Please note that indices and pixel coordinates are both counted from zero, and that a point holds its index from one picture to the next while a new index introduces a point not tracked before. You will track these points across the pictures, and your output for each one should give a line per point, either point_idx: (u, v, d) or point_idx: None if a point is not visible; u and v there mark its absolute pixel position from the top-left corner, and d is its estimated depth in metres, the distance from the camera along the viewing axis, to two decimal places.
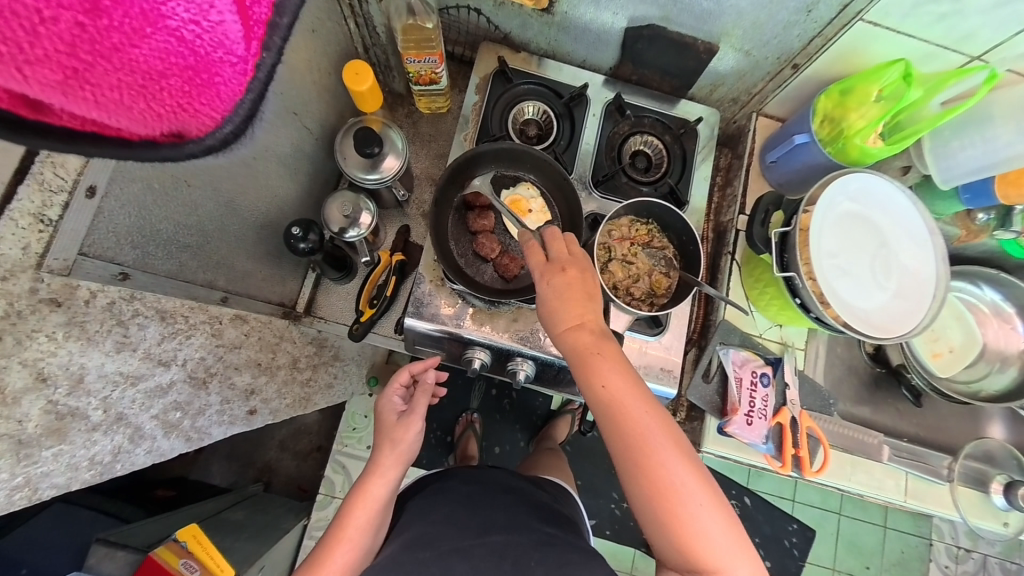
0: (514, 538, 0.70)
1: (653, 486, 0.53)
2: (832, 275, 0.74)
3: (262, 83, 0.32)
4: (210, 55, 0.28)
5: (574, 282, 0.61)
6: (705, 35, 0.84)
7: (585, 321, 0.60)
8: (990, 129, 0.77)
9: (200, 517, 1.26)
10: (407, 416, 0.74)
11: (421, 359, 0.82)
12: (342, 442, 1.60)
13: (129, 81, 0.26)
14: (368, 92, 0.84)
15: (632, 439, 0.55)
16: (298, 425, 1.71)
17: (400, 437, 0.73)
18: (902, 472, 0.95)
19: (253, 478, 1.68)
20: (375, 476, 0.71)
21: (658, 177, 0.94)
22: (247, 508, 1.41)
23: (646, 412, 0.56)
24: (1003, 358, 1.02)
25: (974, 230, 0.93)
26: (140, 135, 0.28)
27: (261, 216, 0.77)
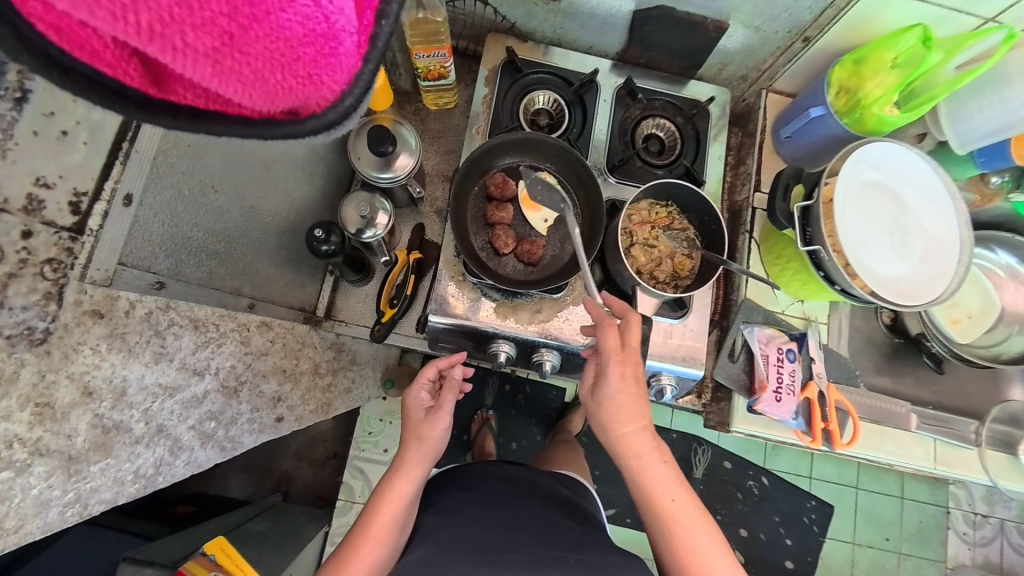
0: (542, 537, 0.70)
1: (687, 571, 0.60)
2: (858, 248, 0.74)
3: (379, 53, 0.34)
4: (337, 24, 0.29)
5: (636, 385, 0.65)
6: (716, 12, 0.84)
7: (640, 417, 0.64)
8: (1007, 89, 0.77)
9: (224, 530, 1.26)
10: (435, 412, 0.74)
11: (447, 355, 0.82)
12: (358, 447, 1.60)
13: (273, 48, 0.28)
14: (378, 89, 0.83)
15: (682, 543, 0.60)
16: (313, 433, 1.71)
17: (428, 434, 0.72)
18: (930, 439, 0.95)
19: (271, 488, 1.67)
20: (401, 473, 0.71)
21: (672, 159, 0.94)
22: (268, 519, 1.40)
23: (700, 524, 0.61)
24: (1022, 320, 1.04)
25: (989, 194, 0.97)
26: (263, 111, 0.31)
27: (281, 220, 0.76)
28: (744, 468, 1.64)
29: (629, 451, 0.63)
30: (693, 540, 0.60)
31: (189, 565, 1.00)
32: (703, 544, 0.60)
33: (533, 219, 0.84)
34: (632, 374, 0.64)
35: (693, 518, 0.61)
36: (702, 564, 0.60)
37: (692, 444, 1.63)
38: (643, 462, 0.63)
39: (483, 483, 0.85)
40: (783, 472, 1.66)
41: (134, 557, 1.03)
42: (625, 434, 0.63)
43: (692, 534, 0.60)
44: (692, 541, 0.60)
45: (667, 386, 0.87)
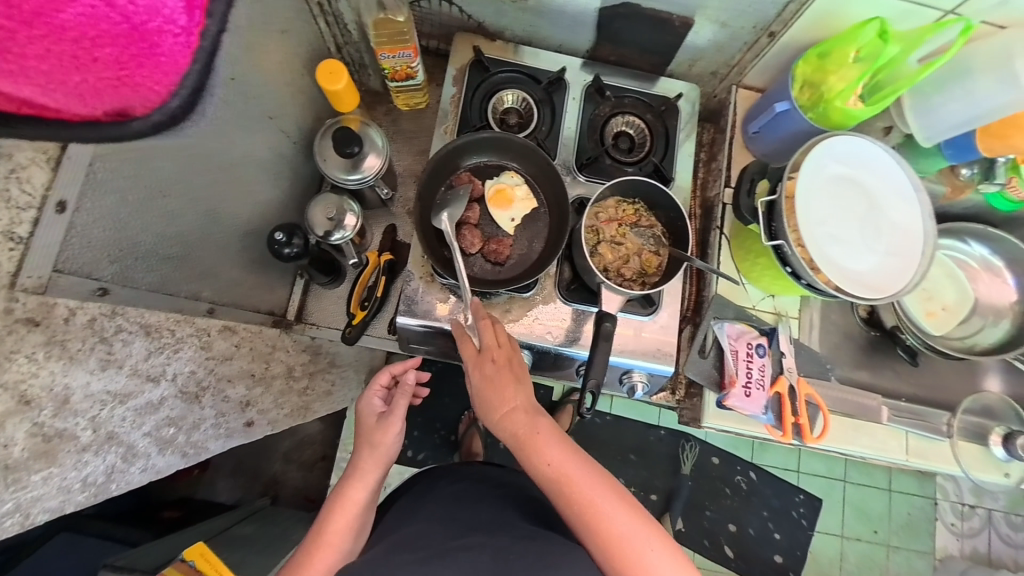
0: (505, 532, 0.71)
1: (603, 541, 0.57)
2: (824, 243, 0.74)
3: (199, 52, 0.41)
4: (144, 27, 0.36)
5: (502, 374, 0.67)
6: (681, 9, 0.84)
7: (513, 403, 0.65)
8: (970, 82, 0.76)
9: (208, 534, 1.26)
10: (386, 418, 0.73)
11: (402, 360, 0.81)
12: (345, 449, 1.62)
13: (69, 56, 0.34)
14: (344, 91, 0.83)
15: (590, 512, 0.58)
16: (302, 436, 1.71)
17: (380, 439, 0.72)
18: (903, 432, 0.94)
19: (260, 491, 1.67)
20: (355, 480, 0.70)
21: (642, 157, 0.94)
22: (255, 523, 1.41)
23: (593, 479, 0.59)
24: (996, 311, 1.04)
25: (960, 186, 0.98)
26: (77, 111, 0.37)
27: (244, 223, 0.76)
28: (732, 463, 1.65)
29: (512, 426, 0.64)
30: (599, 504, 0.58)
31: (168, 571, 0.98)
32: (609, 508, 0.58)
33: (501, 219, 0.83)
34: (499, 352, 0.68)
35: (580, 473, 0.60)
36: (614, 531, 0.57)
37: (680, 440, 1.64)
38: (524, 434, 0.63)
39: (455, 485, 0.85)
40: (771, 467, 1.66)
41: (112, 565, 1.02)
42: (507, 412, 0.64)
43: (588, 488, 0.59)
44: (591, 497, 0.58)
45: (639, 382, 0.88)
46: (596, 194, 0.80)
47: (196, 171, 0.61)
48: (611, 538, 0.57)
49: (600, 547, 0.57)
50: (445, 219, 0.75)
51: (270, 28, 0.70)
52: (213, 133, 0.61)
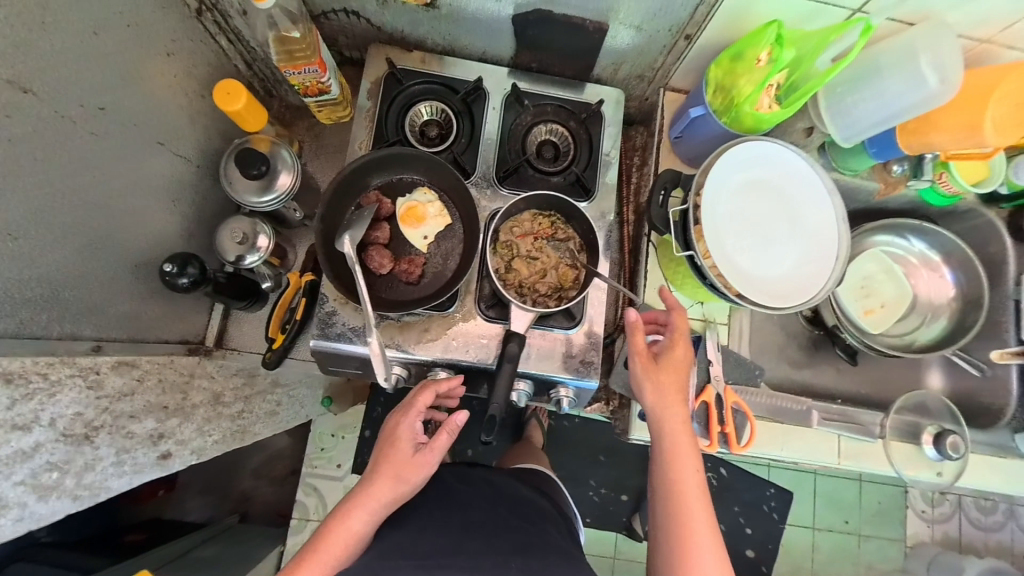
0: (498, 546, 0.73)
1: (681, 548, 0.65)
2: (733, 252, 0.73)
3: None
4: None
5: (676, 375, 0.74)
6: (593, 13, 0.82)
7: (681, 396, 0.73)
8: (882, 81, 0.74)
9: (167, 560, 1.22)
10: (427, 451, 0.71)
11: (447, 379, 0.78)
12: (311, 464, 1.67)
13: None
14: (245, 111, 0.79)
15: (683, 513, 0.67)
16: (270, 450, 1.70)
17: (408, 473, 0.70)
18: (834, 435, 0.92)
19: (230, 509, 1.64)
20: (358, 508, 0.68)
21: (565, 166, 0.92)
22: (219, 543, 1.39)
23: (699, 542, 0.65)
24: (934, 308, 1.04)
25: (893, 182, 0.93)
26: None
27: (140, 254, 0.73)
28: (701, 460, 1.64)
29: (669, 485, 0.69)
30: (691, 513, 0.67)
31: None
32: (696, 518, 0.66)
33: (412, 237, 0.81)
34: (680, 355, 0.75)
35: (707, 529, 0.66)
36: (693, 539, 0.65)
37: None
38: (682, 423, 0.72)
39: None
40: (740, 462, 1.66)
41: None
42: (677, 447, 0.71)
43: (696, 551, 0.65)
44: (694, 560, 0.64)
45: (566, 398, 0.85)
46: (504, 207, 0.79)
47: (59, 204, 0.58)
48: (687, 544, 0.65)
49: (673, 553, 0.65)
50: (346, 241, 0.72)
51: (150, 50, 0.67)
52: (73, 165, 0.59)
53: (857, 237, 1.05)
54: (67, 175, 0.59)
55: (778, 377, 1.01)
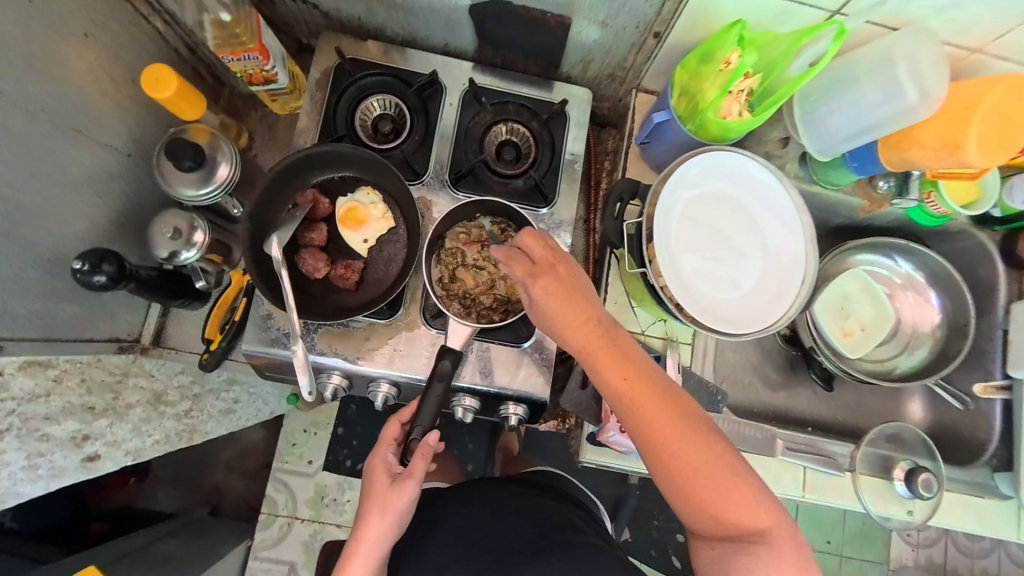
0: (513, 557, 0.70)
1: (679, 477, 0.57)
2: (687, 272, 0.69)
3: None
4: None
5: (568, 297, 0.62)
6: (553, 7, 0.78)
7: (586, 320, 0.62)
8: (856, 91, 0.71)
9: (122, 552, 1.10)
10: (402, 480, 0.64)
11: (409, 400, 0.72)
12: (281, 460, 1.41)
13: None
14: (177, 99, 0.77)
15: (660, 445, 0.57)
16: (243, 444, 1.52)
17: (391, 505, 0.64)
18: (800, 466, 0.87)
19: (201, 501, 1.49)
20: (355, 555, 0.63)
21: (524, 168, 0.86)
22: (182, 536, 1.25)
23: (703, 464, 0.56)
24: (916, 337, 0.98)
25: (876, 199, 0.88)
26: None
27: (51, 248, 0.69)
28: None
29: (645, 441, 0.58)
30: (667, 437, 0.57)
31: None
32: (679, 439, 0.57)
33: (352, 240, 0.76)
34: (559, 280, 0.62)
35: (705, 448, 0.57)
36: (685, 463, 0.56)
37: None
38: (600, 353, 0.61)
39: None
40: None
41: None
42: (627, 389, 0.59)
43: (707, 474, 0.56)
44: (710, 487, 0.56)
45: (516, 415, 0.79)
46: (449, 210, 0.75)
47: None
48: (683, 471, 0.56)
49: (675, 488, 0.57)
50: (274, 244, 0.69)
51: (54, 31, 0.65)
52: None
53: (837, 256, 0.99)
54: None
55: (749, 400, 0.96)
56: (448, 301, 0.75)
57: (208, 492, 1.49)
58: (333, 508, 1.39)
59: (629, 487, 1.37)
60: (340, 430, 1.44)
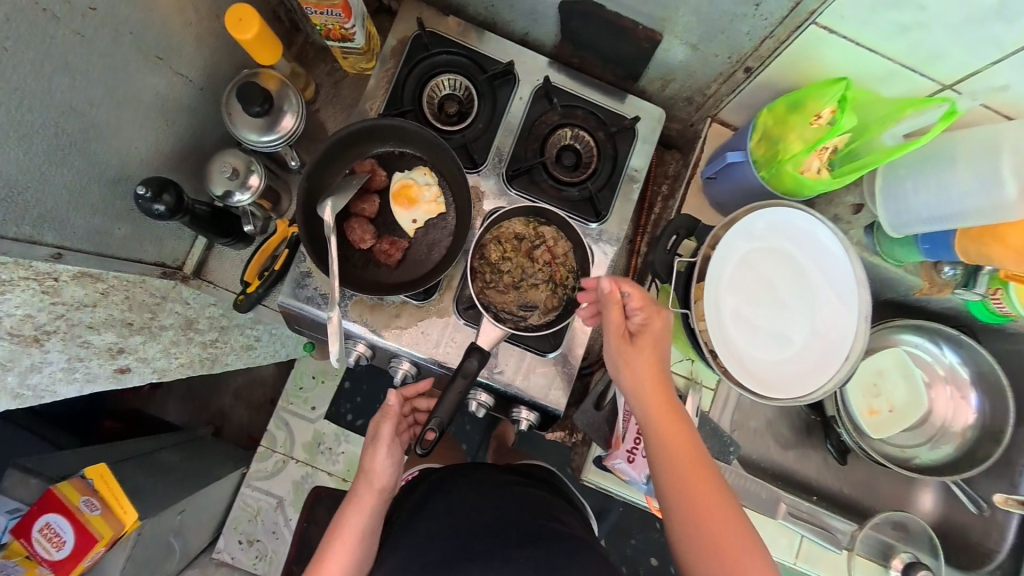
0: (500, 541, 0.69)
1: (709, 548, 0.59)
2: (727, 325, 0.69)
3: None
4: None
5: (646, 349, 0.67)
6: (646, 19, 0.75)
7: (656, 374, 0.67)
8: (948, 174, 0.69)
9: (131, 455, 1.15)
10: (375, 444, 0.74)
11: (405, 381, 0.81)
12: (286, 400, 1.46)
13: None
14: (255, 42, 0.78)
15: (697, 511, 0.60)
16: (254, 373, 1.58)
17: (371, 466, 0.73)
18: (799, 534, 0.88)
19: (205, 421, 1.56)
20: (349, 512, 0.72)
21: (582, 178, 0.85)
22: (185, 451, 1.30)
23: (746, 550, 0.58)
24: (942, 432, 0.94)
25: (938, 284, 0.84)
26: None
27: (116, 168, 0.72)
28: None
29: (696, 512, 0.60)
30: (709, 506, 0.61)
31: (62, 486, 0.89)
32: (718, 512, 0.60)
33: (400, 218, 0.77)
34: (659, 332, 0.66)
35: (740, 531, 0.59)
36: (721, 537, 0.59)
37: None
38: (665, 409, 0.65)
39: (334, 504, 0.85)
40: None
41: (20, 464, 0.96)
42: (681, 452, 0.63)
43: (737, 558, 0.58)
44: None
45: (526, 421, 0.80)
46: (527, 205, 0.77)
47: (32, 106, 0.57)
48: (715, 543, 0.59)
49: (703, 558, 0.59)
50: (326, 208, 0.69)
51: None
52: (54, 66, 0.58)
53: (881, 331, 0.95)
54: (47, 75, 0.57)
55: (755, 453, 0.94)
56: (493, 248, 0.76)
57: (215, 414, 1.57)
58: (327, 457, 1.44)
59: (613, 502, 1.38)
60: (346, 384, 1.48)
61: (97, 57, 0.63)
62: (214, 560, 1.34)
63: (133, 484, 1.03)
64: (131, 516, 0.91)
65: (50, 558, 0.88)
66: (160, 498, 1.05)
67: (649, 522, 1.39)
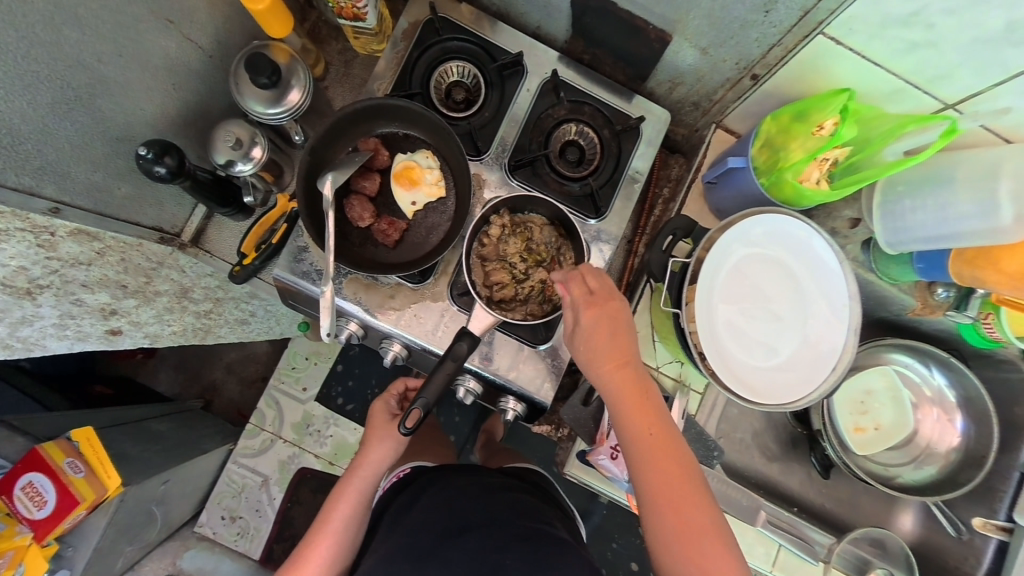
0: (495, 537, 0.70)
1: (671, 523, 0.59)
2: (719, 330, 0.69)
3: None
4: None
5: (614, 330, 0.67)
6: (658, 19, 0.75)
7: (620, 354, 0.67)
8: (945, 196, 0.69)
9: (119, 421, 1.15)
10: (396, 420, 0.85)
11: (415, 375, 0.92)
12: (278, 378, 1.46)
13: None
14: (268, 13, 0.79)
15: (660, 483, 0.61)
16: (248, 350, 1.58)
17: (383, 439, 0.83)
18: (777, 543, 0.89)
19: (196, 394, 1.56)
20: (355, 473, 0.82)
21: (584, 174, 0.85)
22: (173, 421, 1.30)
23: (694, 516, 0.59)
24: (927, 453, 0.94)
25: (930, 305, 0.84)
26: None
27: (118, 127, 0.72)
28: None
29: (653, 471, 0.62)
30: (670, 476, 0.61)
31: (46, 446, 0.89)
32: (680, 481, 0.61)
33: (400, 199, 0.77)
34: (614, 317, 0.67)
35: (700, 502, 0.61)
36: (683, 509, 0.60)
37: None
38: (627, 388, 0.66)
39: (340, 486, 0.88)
40: None
41: (8, 420, 0.97)
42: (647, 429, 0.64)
43: (696, 527, 0.59)
44: (698, 547, 0.58)
45: (513, 411, 0.80)
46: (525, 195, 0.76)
47: (38, 57, 0.57)
48: (677, 515, 0.59)
49: (667, 534, 0.59)
50: (327, 182, 0.69)
51: None
52: (62, 19, 0.58)
53: (871, 348, 0.96)
54: (54, 27, 0.57)
55: (737, 462, 0.94)
56: (492, 236, 0.76)
57: (206, 387, 1.57)
58: (314, 438, 1.44)
59: (596, 504, 1.38)
60: (338, 367, 1.49)
61: (107, 14, 0.63)
62: (194, 534, 1.35)
63: (118, 449, 1.04)
64: (113, 481, 0.92)
65: (30, 518, 0.86)
66: (143, 465, 1.05)
67: (631, 527, 1.39)
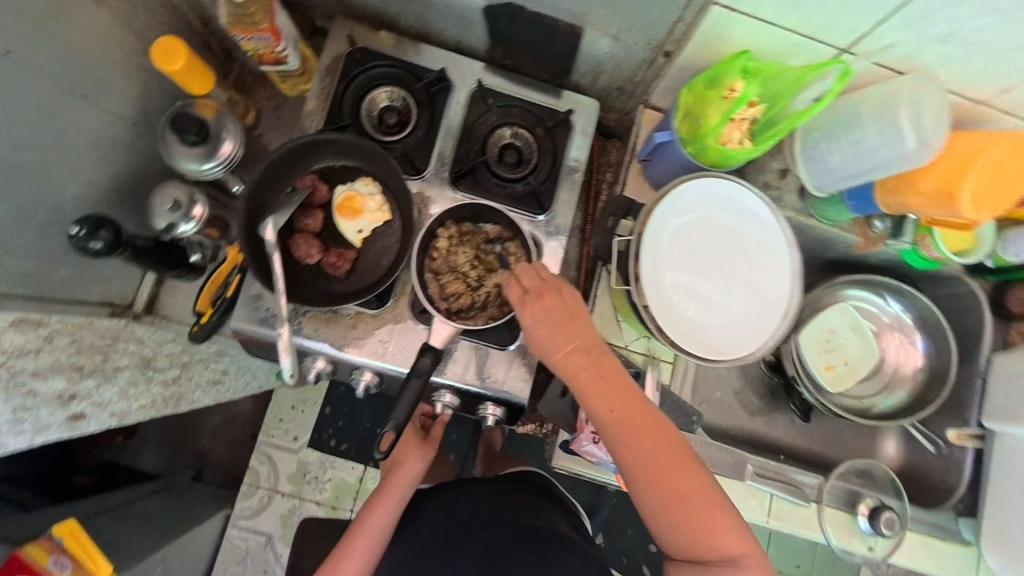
0: (496, 541, 0.71)
1: (660, 496, 0.60)
2: (672, 296, 0.71)
3: None
4: None
5: (559, 319, 0.66)
6: (567, 16, 0.78)
7: (573, 341, 0.66)
8: (856, 132, 0.73)
9: (104, 508, 1.11)
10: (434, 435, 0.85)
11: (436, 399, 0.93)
12: (266, 433, 1.43)
13: None
14: (186, 73, 0.79)
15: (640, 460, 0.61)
16: (231, 410, 1.54)
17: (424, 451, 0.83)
18: (767, 493, 0.88)
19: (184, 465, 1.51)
20: (392, 481, 0.80)
21: (525, 173, 0.87)
22: (163, 497, 1.26)
23: (680, 482, 0.60)
24: (894, 378, 0.99)
25: (872, 238, 0.88)
26: None
27: (47, 208, 0.70)
28: None
29: (629, 449, 0.62)
30: (647, 451, 0.61)
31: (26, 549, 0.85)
32: (660, 453, 0.61)
33: (346, 229, 0.77)
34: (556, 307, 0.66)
35: (683, 466, 0.61)
36: (666, 480, 0.60)
37: None
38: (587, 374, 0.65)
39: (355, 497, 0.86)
40: None
41: None
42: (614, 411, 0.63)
43: (685, 493, 0.59)
44: (688, 510, 0.59)
45: (494, 416, 0.79)
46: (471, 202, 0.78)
47: None
48: (663, 487, 0.60)
49: (660, 507, 0.60)
50: (268, 226, 0.69)
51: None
52: None
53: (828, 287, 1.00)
54: None
55: (726, 422, 0.97)
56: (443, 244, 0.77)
57: (194, 458, 1.52)
58: (313, 486, 1.41)
59: (606, 495, 1.38)
60: (326, 409, 1.46)
61: (17, 96, 0.63)
62: None
63: (106, 537, 1.00)
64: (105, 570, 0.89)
65: None
66: (136, 547, 1.01)
67: None
